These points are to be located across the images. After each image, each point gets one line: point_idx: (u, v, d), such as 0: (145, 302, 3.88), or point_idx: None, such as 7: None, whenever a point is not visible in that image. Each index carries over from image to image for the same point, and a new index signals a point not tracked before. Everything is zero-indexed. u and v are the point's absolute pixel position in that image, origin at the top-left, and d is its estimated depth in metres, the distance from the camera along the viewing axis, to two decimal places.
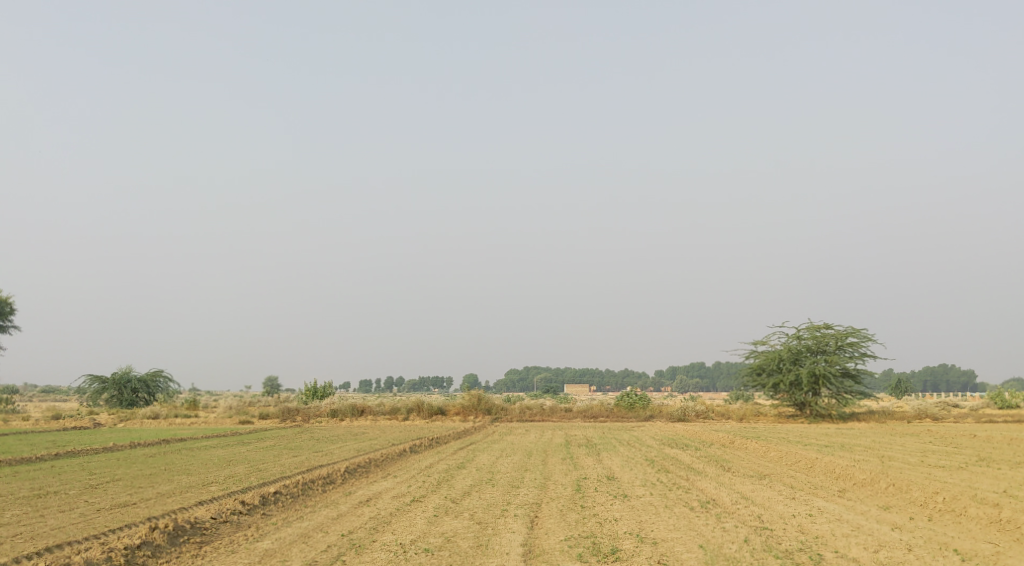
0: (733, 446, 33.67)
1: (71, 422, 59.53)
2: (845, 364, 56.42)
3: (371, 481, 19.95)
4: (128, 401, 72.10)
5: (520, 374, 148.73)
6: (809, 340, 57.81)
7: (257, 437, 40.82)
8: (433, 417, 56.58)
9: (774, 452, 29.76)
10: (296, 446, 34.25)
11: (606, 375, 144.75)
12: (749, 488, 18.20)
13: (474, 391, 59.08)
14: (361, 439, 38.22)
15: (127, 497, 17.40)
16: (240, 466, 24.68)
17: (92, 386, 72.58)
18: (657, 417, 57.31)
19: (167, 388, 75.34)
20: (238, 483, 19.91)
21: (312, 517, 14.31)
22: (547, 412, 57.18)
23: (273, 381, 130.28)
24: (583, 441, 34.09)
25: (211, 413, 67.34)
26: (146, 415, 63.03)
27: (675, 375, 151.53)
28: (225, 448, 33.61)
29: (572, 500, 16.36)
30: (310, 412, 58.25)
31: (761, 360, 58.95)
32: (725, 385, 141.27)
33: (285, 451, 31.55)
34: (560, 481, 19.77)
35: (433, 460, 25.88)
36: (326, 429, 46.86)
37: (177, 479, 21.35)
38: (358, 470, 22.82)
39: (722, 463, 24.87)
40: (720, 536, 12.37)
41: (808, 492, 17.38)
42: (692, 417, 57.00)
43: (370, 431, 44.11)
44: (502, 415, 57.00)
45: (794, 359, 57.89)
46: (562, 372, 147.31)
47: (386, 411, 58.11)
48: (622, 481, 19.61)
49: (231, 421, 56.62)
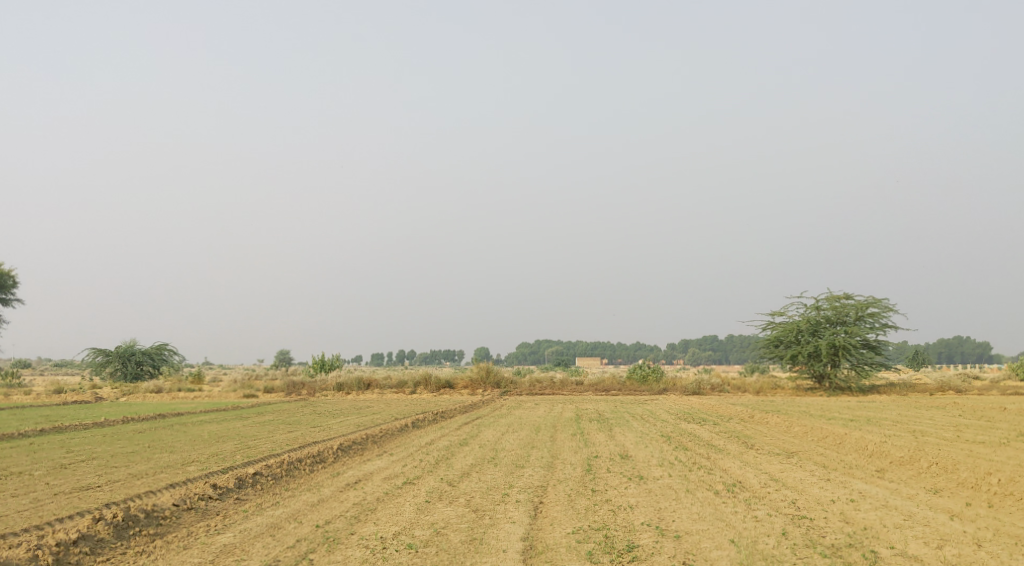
0: (752, 420, 31.97)
1: (72, 396, 58.49)
2: (865, 335, 54.61)
3: (364, 461, 18.35)
4: (132, 374, 70.94)
5: (531, 347, 147.31)
6: (828, 311, 55.99)
7: (257, 411, 39.43)
8: (441, 390, 55.13)
9: (797, 427, 28.01)
10: (295, 421, 32.78)
11: (619, 347, 143.11)
12: (777, 468, 16.59)
13: (483, 364, 57.51)
14: (364, 413, 36.72)
15: (93, 479, 15.88)
16: (228, 443, 23.18)
17: (97, 359, 71.44)
18: (671, 391, 55.73)
19: (172, 361, 74.14)
20: (220, 462, 18.40)
21: (290, 504, 12.74)
22: (557, 385, 55.62)
23: (285, 353, 129.38)
24: (595, 415, 32.46)
25: (215, 387, 66.14)
26: (149, 389, 61.87)
27: (687, 348, 149.72)
28: (220, 423, 32.15)
29: (582, 482, 14.73)
30: (315, 385, 56.89)
31: (778, 331, 57.17)
32: (739, 357, 139.48)
33: (281, 426, 30.08)
34: (569, 461, 18.12)
35: (435, 437, 24.30)
36: (329, 402, 45.53)
37: (156, 457, 19.83)
38: (353, 447, 21.24)
39: (745, 439, 23.24)
40: (752, 529, 10.73)
41: (844, 473, 15.79)
42: (707, 391, 55.40)
43: (374, 405, 42.66)
44: (511, 389, 55.47)
45: (813, 330, 56.13)
46: (574, 346, 145.98)
47: (393, 385, 56.68)
48: (637, 461, 17.93)
49: (235, 395, 55.38)
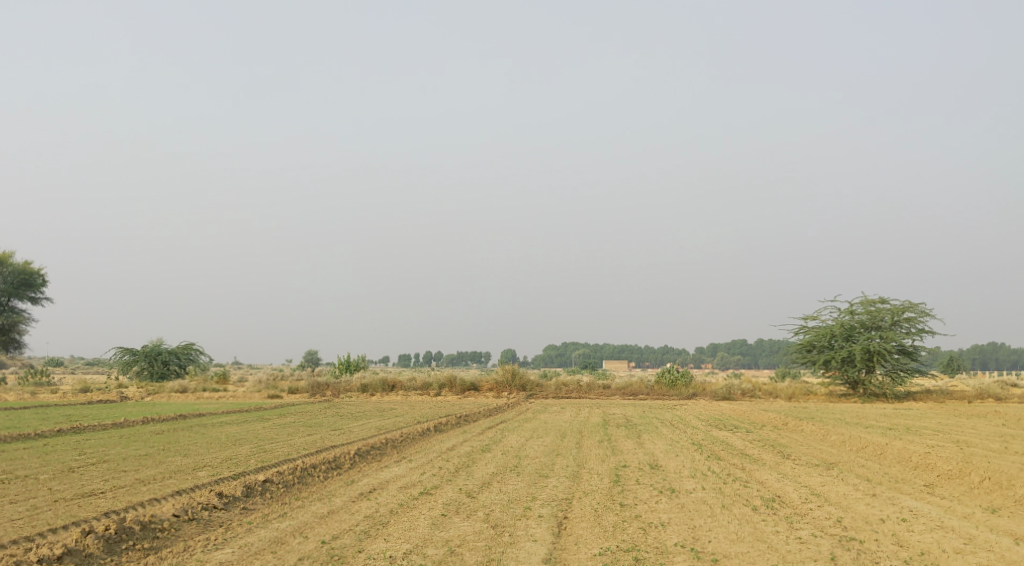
0: (786, 428, 30.94)
1: (98, 395, 58.34)
2: (901, 340, 53.16)
3: (381, 468, 17.58)
4: (158, 373, 70.83)
5: (558, 350, 146.26)
6: (863, 315, 54.60)
7: (279, 412, 38.91)
8: (466, 393, 54.36)
9: (833, 436, 26.95)
10: (315, 423, 32.14)
11: (646, 351, 141.72)
12: (818, 481, 15.63)
13: (509, 366, 56.69)
14: (387, 416, 36.01)
15: (98, 484, 15.23)
16: (244, 446, 22.51)
17: (124, 358, 71.48)
18: (700, 396, 54.59)
19: (198, 361, 74.00)
20: (232, 467, 17.70)
21: (298, 515, 12.00)
22: (584, 389, 54.65)
23: (313, 354, 129.29)
24: (622, 420, 31.55)
25: (241, 387, 65.70)
26: (174, 389, 61.57)
27: (715, 352, 148.06)
28: (240, 425, 31.58)
29: (609, 494, 13.88)
30: (340, 386, 56.40)
31: (810, 336, 55.83)
32: (768, 361, 137.73)
33: (301, 429, 29.44)
34: (596, 471, 17.23)
35: (457, 442, 23.48)
36: (353, 404, 44.97)
37: (168, 461, 19.16)
38: (371, 452, 20.47)
39: (781, 449, 22.28)
40: (797, 553, 9.90)
41: (890, 487, 14.81)
42: (737, 396, 54.20)
43: (399, 407, 41.94)
44: (537, 392, 54.55)
45: (847, 335, 54.72)
46: (601, 349, 144.76)
47: (417, 387, 55.98)
48: (667, 471, 17.04)
49: (259, 395, 54.92)
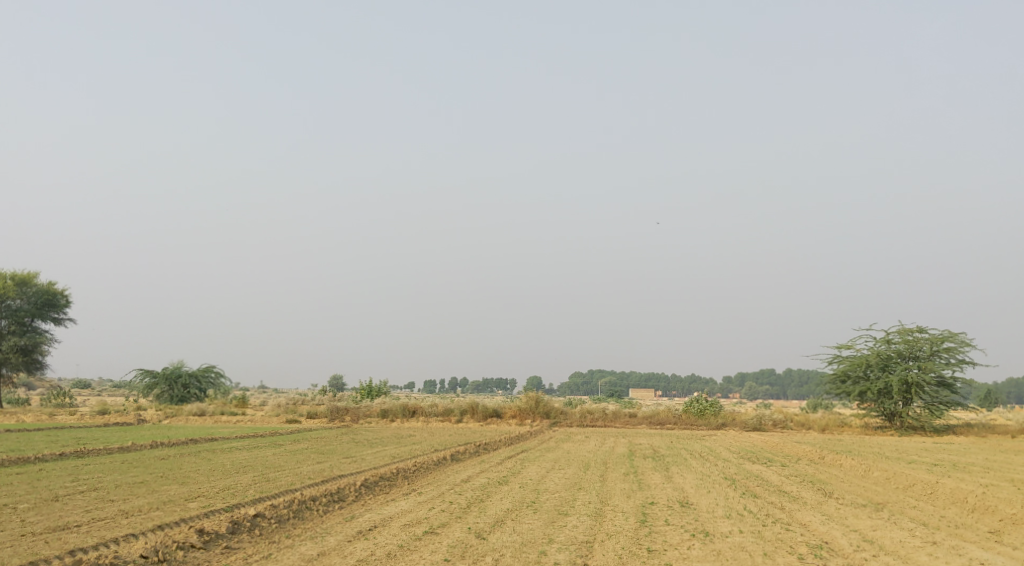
0: (823, 462, 29.23)
1: (116, 417, 57.41)
2: (940, 372, 51.01)
3: (386, 501, 16.23)
4: (179, 396, 69.95)
5: (584, 377, 144.11)
6: (900, 345, 52.51)
7: (294, 438, 37.66)
8: (488, 420, 52.92)
9: (875, 472, 25.27)
10: (328, 450, 30.86)
11: (673, 380, 139.40)
12: (867, 525, 14.11)
13: (533, 393, 55.14)
14: (404, 443, 34.65)
15: (76, 516, 13.97)
16: (247, 475, 21.22)
17: (144, 381, 70.68)
18: (730, 426, 52.76)
19: (219, 384, 73.02)
20: (229, 498, 16.43)
21: (284, 559, 10.71)
22: (610, 417, 53.01)
23: (337, 379, 128.29)
24: (649, 451, 30.00)
25: (259, 411, 64.53)
26: (192, 412, 60.53)
27: (743, 382, 145.39)
28: (251, 451, 30.36)
29: (636, 537, 12.46)
30: (359, 411, 55.15)
31: (845, 366, 53.80)
32: (797, 392, 134.97)
33: (312, 456, 28.15)
34: (620, 508, 15.77)
35: (473, 473, 22.06)
36: (370, 430, 43.64)
37: (161, 490, 17.88)
38: (378, 484, 19.11)
39: (822, 486, 20.68)
40: None
41: (951, 534, 13.27)
42: (768, 427, 52.32)
43: (418, 434, 40.62)
44: (562, 420, 52.98)
45: (883, 365, 52.62)
46: (627, 377, 142.65)
47: (439, 413, 54.60)
48: (699, 510, 15.54)
49: (278, 420, 53.80)
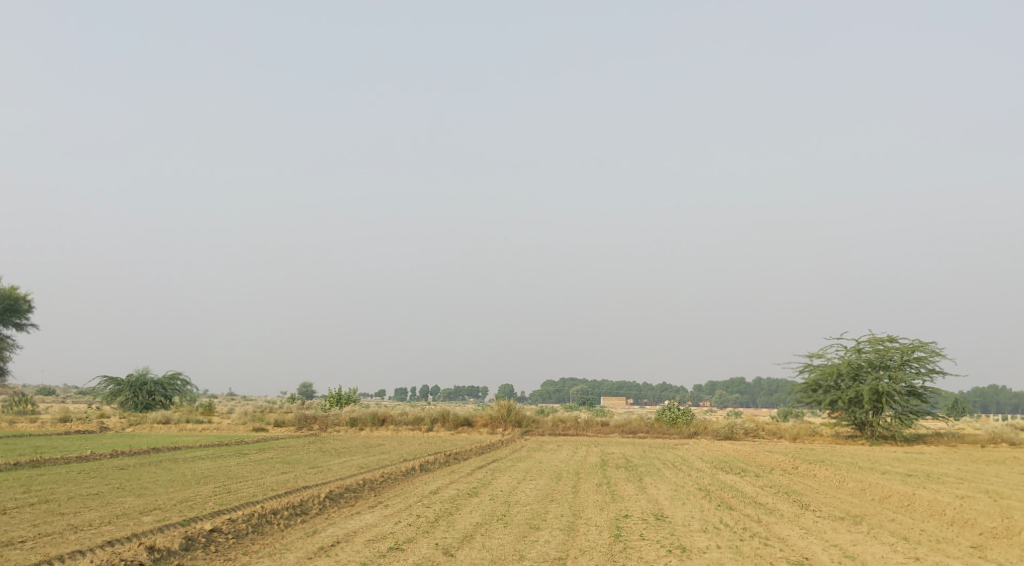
0: (797, 472, 28.93)
1: (77, 425, 56.12)
2: (910, 381, 51.05)
3: (351, 515, 15.61)
4: (144, 404, 68.62)
5: (555, 386, 143.65)
6: (871, 354, 52.52)
7: (260, 447, 36.81)
8: (458, 429, 52.28)
9: (850, 482, 24.99)
10: (295, 460, 30.09)
11: (644, 389, 139.38)
12: (846, 539, 13.73)
13: (504, 401, 54.59)
14: (372, 452, 33.94)
15: (21, 532, 13.22)
16: (208, 486, 20.47)
17: (108, 388, 69.27)
18: (702, 435, 52.51)
19: (185, 392, 71.72)
20: (186, 511, 15.72)
21: None
22: (582, 426, 52.57)
23: (307, 387, 126.95)
24: (622, 461, 29.55)
25: (226, 419, 63.40)
26: (156, 420, 59.31)
27: (714, 390, 145.65)
28: (214, 461, 29.52)
29: (609, 554, 11.97)
30: (328, 420, 54.30)
31: (816, 375, 53.74)
32: (767, 401, 135.42)
33: (277, 466, 27.39)
34: (593, 521, 15.27)
35: (442, 485, 21.47)
36: (339, 439, 42.83)
37: (116, 503, 17.13)
38: (344, 495, 18.49)
39: (797, 498, 20.31)
40: None
41: (933, 549, 12.91)
42: (740, 436, 52.13)
43: (387, 443, 39.89)
44: (533, 428, 52.46)
45: (854, 375, 52.60)
46: (598, 385, 142.43)
47: (409, 422, 53.86)
48: (675, 524, 15.07)
49: (244, 428, 52.83)
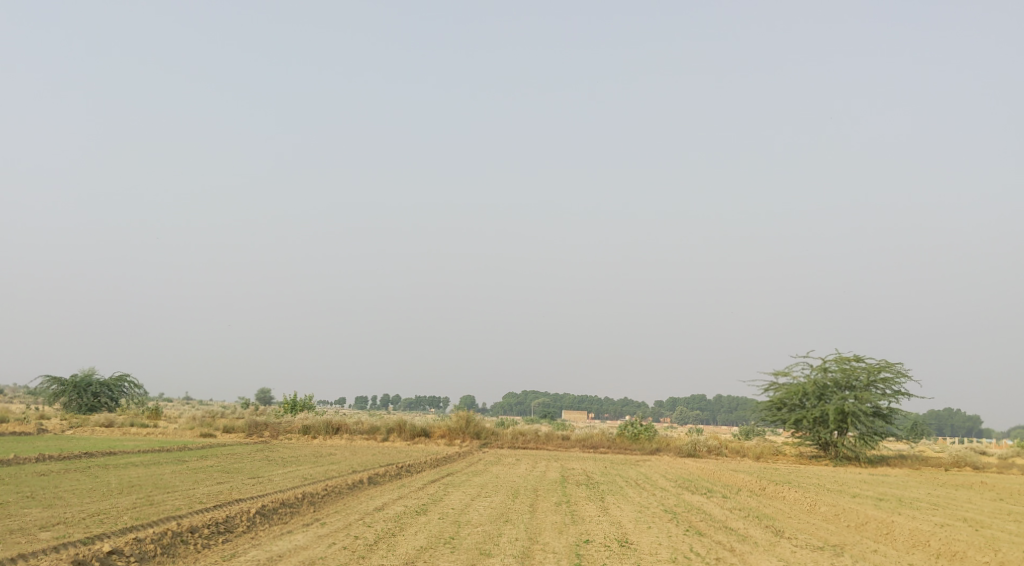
0: (764, 494, 27.57)
1: (16, 426, 53.48)
2: (876, 402, 50.08)
3: (279, 535, 13.96)
4: (88, 406, 65.91)
5: (517, 398, 141.96)
6: (837, 374, 51.49)
7: (201, 454, 34.77)
8: (415, 439, 50.57)
9: (821, 506, 23.70)
10: (235, 469, 28.21)
11: (606, 403, 138.19)
12: None
13: (463, 412, 52.92)
14: (319, 463, 32.13)
15: None
16: (130, 497, 18.62)
17: (51, 388, 66.49)
18: (664, 452, 51.23)
19: (133, 395, 69.13)
20: (92, 528, 13.97)
21: None
22: (542, 439, 51.10)
23: (265, 393, 124.27)
24: (582, 478, 28.06)
25: (172, 424, 60.97)
26: (99, 423, 56.75)
27: (675, 406, 144.82)
28: (148, 468, 27.55)
29: None
30: (279, 427, 52.27)
31: (781, 393, 52.64)
32: (727, 418, 134.84)
33: (214, 475, 25.56)
34: (551, 547, 13.75)
35: (389, 500, 19.84)
36: (289, 448, 40.86)
37: (17, 515, 15.30)
38: (277, 512, 16.81)
39: (771, 524, 18.97)
40: None
41: None
42: (703, 453, 50.93)
43: (337, 452, 38.05)
44: (492, 441, 50.85)
45: (820, 394, 51.50)
46: (560, 399, 141.03)
47: (364, 430, 52.04)
48: (641, 552, 13.60)
49: (191, 434, 50.60)
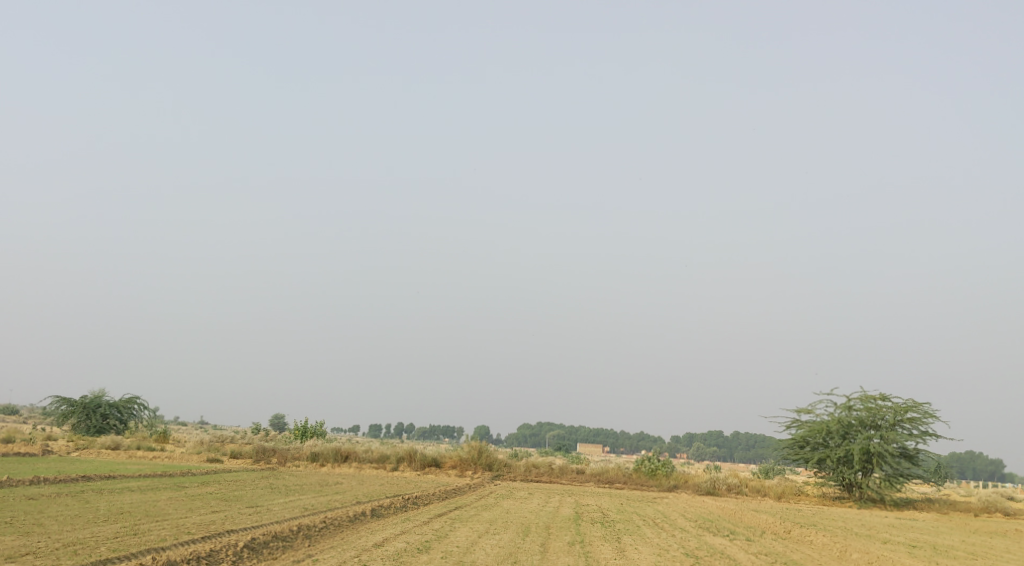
0: (790, 538, 26.08)
1: (22, 446, 52.55)
2: (903, 442, 48.35)
3: None
4: (97, 427, 65.02)
5: (532, 430, 140.10)
6: (861, 413, 49.78)
7: (202, 480, 33.58)
8: (425, 470, 49.28)
9: (852, 553, 22.27)
10: (235, 497, 27.04)
11: (622, 437, 136.17)
12: None
13: (476, 442, 51.59)
14: (324, 492, 30.92)
15: None
16: (115, 525, 17.49)
17: (60, 409, 65.61)
18: (681, 489, 49.64)
19: (142, 417, 68.20)
20: None
21: None
22: (555, 473, 49.65)
23: (279, 419, 123.27)
24: (597, 515, 26.76)
25: (180, 447, 59.91)
26: (105, 445, 55.77)
27: (691, 442, 142.58)
28: (144, 493, 26.39)
29: None
30: (288, 453, 51.13)
31: (804, 431, 50.96)
32: (744, 455, 132.26)
33: (212, 503, 24.41)
34: None
35: (391, 536, 18.60)
36: (295, 475, 39.65)
37: None
38: (268, 547, 15.63)
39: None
40: None
41: None
42: (722, 491, 49.29)
43: (345, 481, 36.84)
44: (504, 473, 49.45)
45: (844, 433, 49.74)
46: (575, 431, 139.13)
47: (373, 460, 50.77)
48: None
49: (198, 459, 49.54)
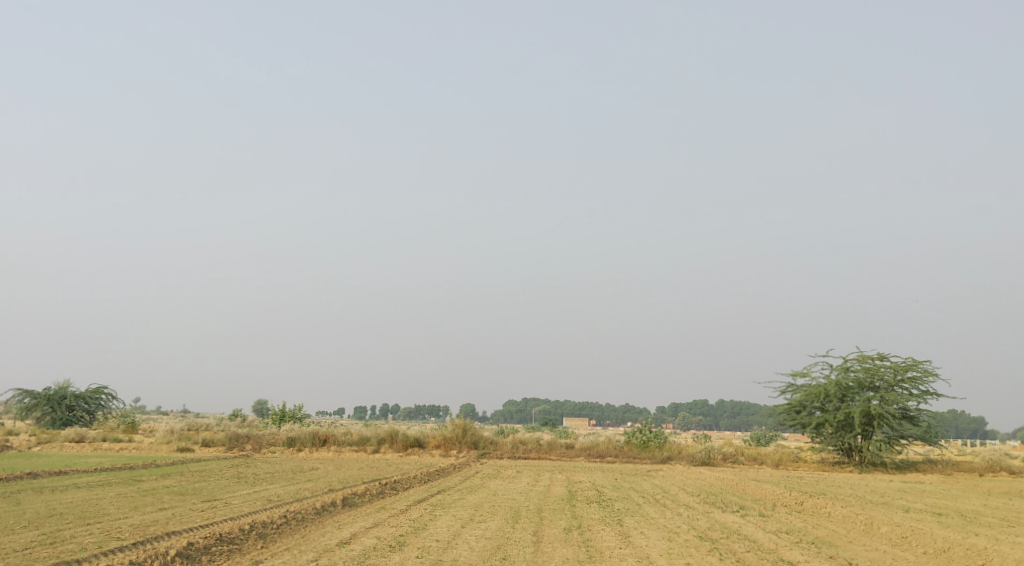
0: (804, 510, 23.73)
1: None
2: (904, 403, 46.26)
3: None
4: (63, 420, 62.11)
5: (517, 406, 137.93)
6: (859, 374, 47.69)
7: (162, 473, 30.85)
8: (408, 451, 46.87)
9: (881, 526, 19.88)
10: (192, 490, 24.44)
11: (607, 410, 134.39)
12: None
13: (460, 420, 49.15)
14: (294, 479, 28.36)
15: None
16: (32, 533, 14.82)
17: (22, 402, 62.56)
18: (676, 460, 47.46)
19: (110, 408, 65.22)
20: None
21: None
22: (545, 449, 47.31)
23: (262, 404, 120.46)
24: (593, 494, 24.38)
25: (148, 438, 57.07)
26: (69, 438, 52.90)
27: (677, 412, 141.01)
28: (91, 490, 23.69)
29: None
30: (262, 439, 48.51)
31: (800, 396, 48.83)
32: (731, 423, 130.87)
33: (165, 499, 21.74)
34: None
35: (360, 531, 16.05)
36: (267, 463, 36.98)
37: None
38: (205, 552, 13.08)
39: None
40: None
41: None
42: (718, 460, 47.09)
43: (320, 467, 34.25)
44: (491, 450, 47.07)
45: (842, 396, 47.59)
46: (561, 406, 137.08)
47: (352, 442, 48.27)
48: None
49: (167, 449, 46.88)
